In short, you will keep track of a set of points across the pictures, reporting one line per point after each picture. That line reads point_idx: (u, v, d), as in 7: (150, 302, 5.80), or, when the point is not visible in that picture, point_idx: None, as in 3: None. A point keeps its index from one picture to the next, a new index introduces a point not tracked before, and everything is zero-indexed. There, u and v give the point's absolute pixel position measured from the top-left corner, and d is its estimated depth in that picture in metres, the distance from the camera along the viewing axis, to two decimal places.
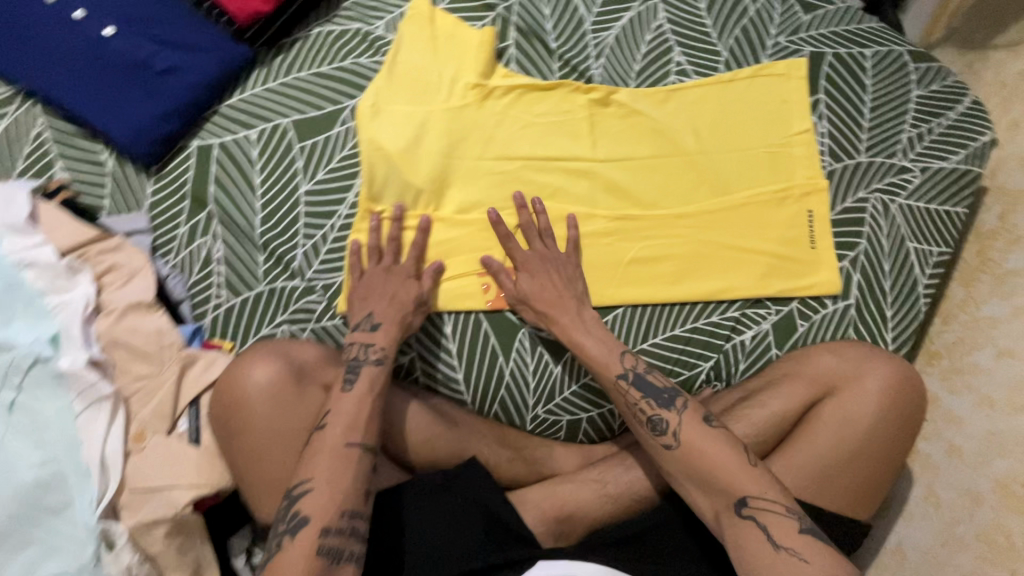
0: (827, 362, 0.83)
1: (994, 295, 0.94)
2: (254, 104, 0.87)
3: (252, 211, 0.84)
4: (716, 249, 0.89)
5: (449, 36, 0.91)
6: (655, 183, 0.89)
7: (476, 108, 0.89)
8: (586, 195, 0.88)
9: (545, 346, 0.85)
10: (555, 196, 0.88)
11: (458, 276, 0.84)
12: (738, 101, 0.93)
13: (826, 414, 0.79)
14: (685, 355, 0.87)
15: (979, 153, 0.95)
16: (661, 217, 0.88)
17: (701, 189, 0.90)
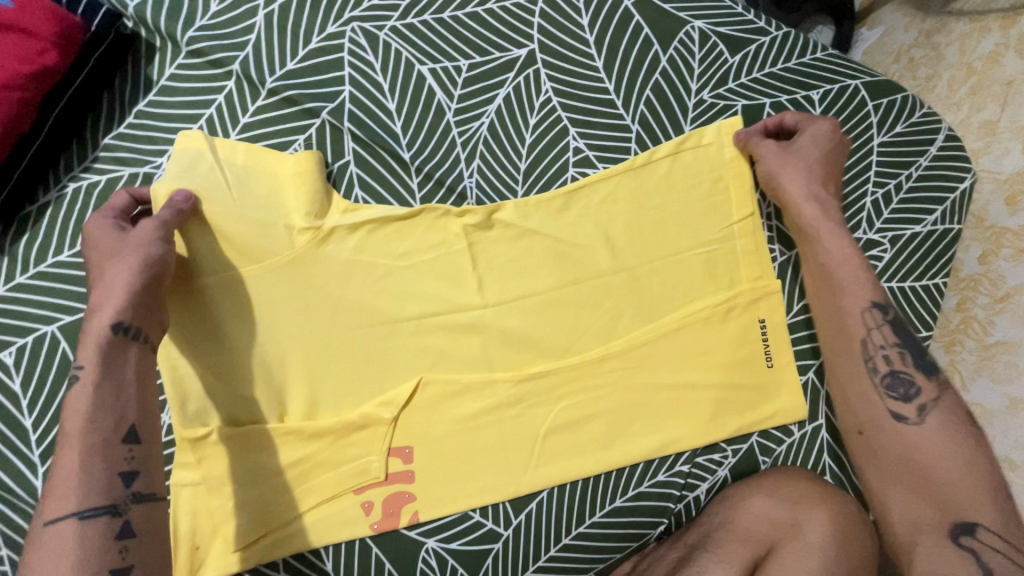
0: (759, 506, 0.68)
1: (981, 373, 0.79)
2: (2, 312, 0.63)
3: (30, 467, 0.62)
4: (656, 392, 0.70)
5: (256, 168, 0.64)
6: (565, 319, 0.69)
7: (313, 263, 0.65)
8: (480, 356, 0.68)
9: (456, 559, 0.67)
10: (439, 363, 0.68)
11: (331, 499, 0.65)
12: (663, 189, 0.71)
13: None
14: (631, 527, 0.72)
15: (958, 206, 0.77)
16: (579, 365, 0.69)
17: (625, 319, 0.70)
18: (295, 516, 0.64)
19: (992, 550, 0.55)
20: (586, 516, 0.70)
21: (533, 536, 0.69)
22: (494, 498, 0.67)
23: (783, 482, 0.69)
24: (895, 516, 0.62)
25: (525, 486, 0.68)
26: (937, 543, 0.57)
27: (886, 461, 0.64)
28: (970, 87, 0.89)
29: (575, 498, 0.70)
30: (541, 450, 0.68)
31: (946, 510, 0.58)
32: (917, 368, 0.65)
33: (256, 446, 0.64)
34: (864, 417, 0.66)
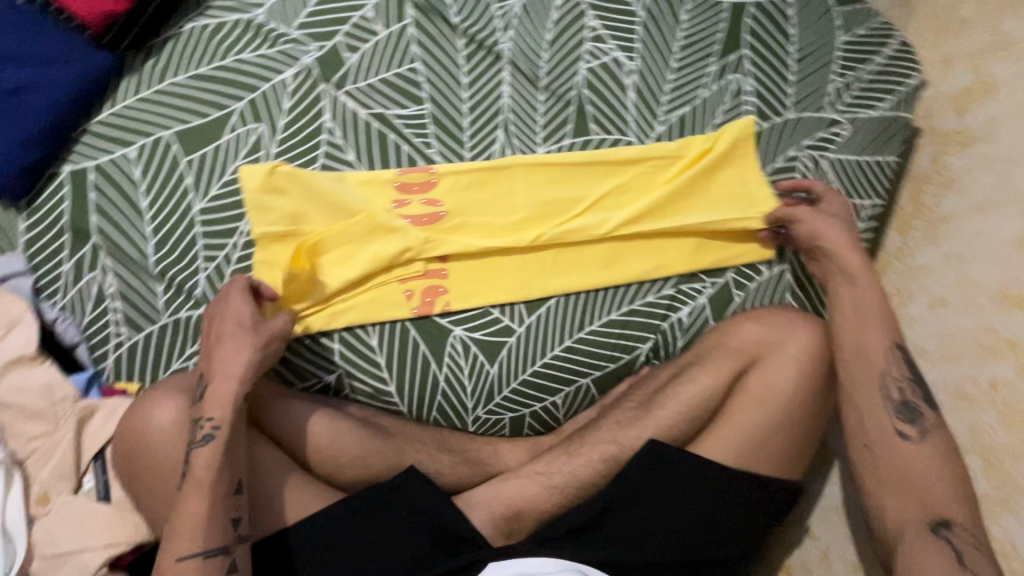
0: (749, 330, 0.82)
1: (928, 242, 0.92)
2: (128, 116, 0.78)
3: (143, 238, 0.77)
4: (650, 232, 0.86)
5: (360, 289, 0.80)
6: (569, 166, 0.84)
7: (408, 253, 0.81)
8: (504, 186, 0.83)
9: (478, 347, 0.82)
10: (464, 186, 0.83)
11: (380, 286, 0.80)
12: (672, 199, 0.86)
13: (753, 383, 0.79)
14: (623, 339, 0.86)
15: (907, 98, 0.92)
16: (580, 197, 0.84)
17: (620, 167, 0.85)
18: (353, 300, 0.80)
19: (961, 540, 0.66)
20: (586, 324, 0.85)
21: (542, 336, 0.84)
22: (510, 298, 0.82)
23: (769, 313, 0.83)
24: (888, 515, 0.71)
25: (537, 292, 0.83)
26: (917, 536, 0.68)
27: (887, 475, 0.72)
28: (933, 31, 1.03)
29: (578, 307, 0.84)
30: (552, 269, 0.84)
31: (927, 510, 0.69)
32: (922, 399, 0.74)
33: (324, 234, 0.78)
34: (873, 433, 0.74)
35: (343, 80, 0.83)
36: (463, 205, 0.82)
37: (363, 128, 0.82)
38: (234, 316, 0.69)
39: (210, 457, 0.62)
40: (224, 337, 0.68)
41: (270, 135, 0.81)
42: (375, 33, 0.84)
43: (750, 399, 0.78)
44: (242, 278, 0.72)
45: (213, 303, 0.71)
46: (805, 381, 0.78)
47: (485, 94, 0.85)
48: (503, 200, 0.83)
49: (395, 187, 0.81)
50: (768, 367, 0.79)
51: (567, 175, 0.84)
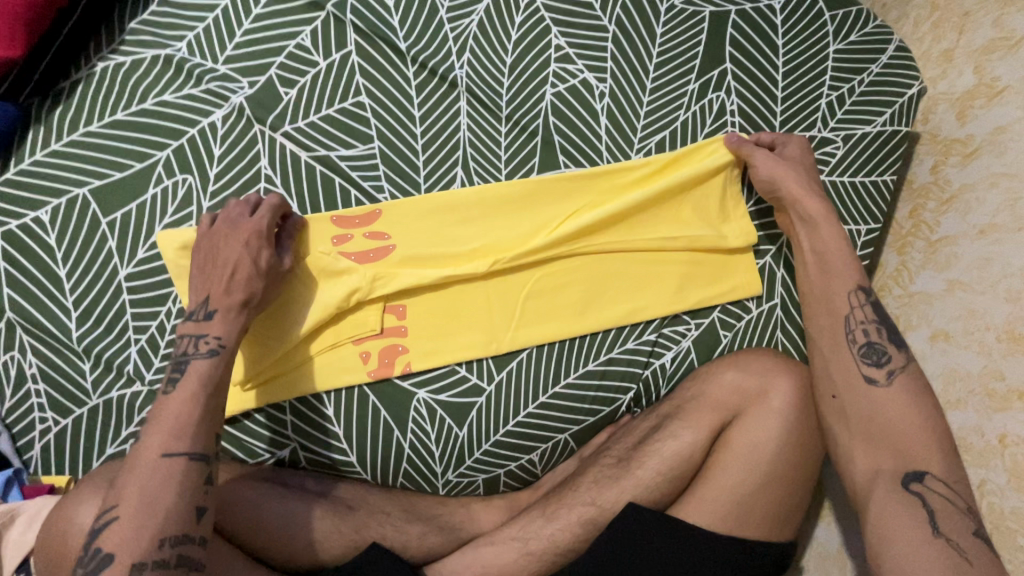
0: (729, 377, 0.76)
1: (928, 266, 0.86)
2: (37, 174, 0.70)
3: (64, 311, 0.69)
4: (628, 261, 0.79)
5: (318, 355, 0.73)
6: (527, 190, 0.77)
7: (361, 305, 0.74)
8: (457, 215, 0.76)
9: (444, 410, 0.76)
10: (413, 216, 0.75)
11: (333, 348, 0.74)
12: (647, 226, 0.79)
13: (735, 436, 0.73)
14: (602, 391, 0.79)
15: (906, 109, 0.84)
16: (540, 222, 0.77)
17: (583, 186, 0.78)
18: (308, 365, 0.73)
19: (940, 496, 0.60)
20: (561, 377, 0.78)
21: (514, 393, 0.77)
22: (478, 353, 0.76)
23: (753, 358, 0.76)
24: (856, 475, 0.66)
25: (506, 345, 0.76)
26: (891, 490, 0.62)
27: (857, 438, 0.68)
28: (932, 23, 0.94)
29: (552, 359, 0.78)
30: (519, 308, 0.77)
31: (900, 458, 0.64)
32: (890, 341, 0.70)
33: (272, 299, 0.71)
34: (840, 382, 0.70)
35: (280, 120, 0.74)
36: (410, 236, 0.74)
37: (305, 173, 0.74)
38: (251, 257, 0.66)
39: (206, 369, 0.63)
40: (240, 271, 0.66)
41: (202, 188, 0.72)
42: (314, 63, 0.75)
43: (735, 454, 0.72)
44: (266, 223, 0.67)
45: (227, 228, 0.67)
46: (794, 433, 0.72)
47: (441, 128, 0.77)
48: (456, 229, 0.75)
49: (333, 223, 0.73)
50: (752, 420, 0.73)
51: (525, 198, 0.77)
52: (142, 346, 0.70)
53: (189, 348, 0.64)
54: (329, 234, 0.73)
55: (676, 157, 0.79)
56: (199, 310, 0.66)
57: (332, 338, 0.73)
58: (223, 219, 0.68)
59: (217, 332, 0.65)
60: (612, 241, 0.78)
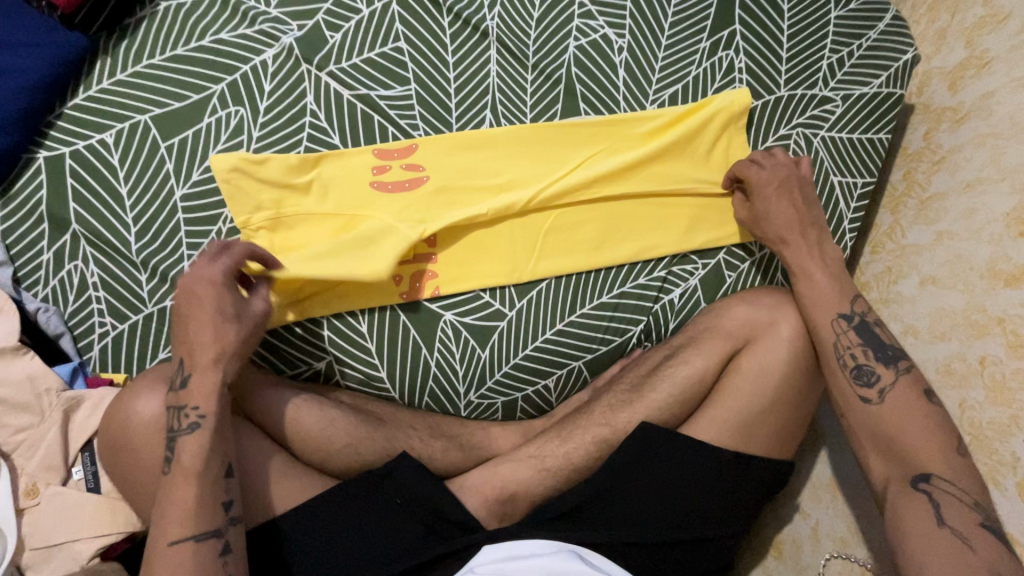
0: (741, 311, 0.81)
1: (919, 221, 0.92)
2: (103, 100, 0.76)
3: (125, 225, 0.75)
4: (642, 204, 0.85)
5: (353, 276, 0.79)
6: (551, 132, 0.84)
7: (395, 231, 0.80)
8: (487, 152, 0.83)
9: (469, 331, 0.82)
10: (447, 151, 0.82)
11: None
12: (660, 170, 0.85)
13: (742, 364, 0.79)
14: (615, 322, 0.85)
15: (902, 73, 0.90)
16: (564, 161, 0.83)
17: (603, 131, 0.84)
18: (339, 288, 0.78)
19: (947, 493, 0.66)
20: (577, 307, 0.84)
21: (534, 318, 0.83)
22: (501, 281, 0.82)
23: (764, 295, 0.82)
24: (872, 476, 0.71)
25: (527, 275, 0.83)
26: (904, 491, 0.68)
27: (863, 434, 0.72)
28: (928, 4, 1.01)
29: (570, 290, 0.84)
30: (541, 241, 0.83)
31: (904, 465, 0.69)
32: (877, 359, 0.74)
33: (301, 227, 0.78)
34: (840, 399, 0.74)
35: (326, 61, 0.80)
36: (444, 170, 0.81)
37: (347, 110, 0.80)
38: None
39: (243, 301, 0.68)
40: None
41: (252, 120, 0.79)
42: (358, 11, 0.81)
43: (745, 379, 0.78)
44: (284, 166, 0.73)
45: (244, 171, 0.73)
46: (795, 362, 0.78)
47: (473, 74, 0.83)
48: (486, 165, 0.82)
49: (374, 155, 0.80)
50: (763, 349, 0.78)
51: (550, 139, 0.84)
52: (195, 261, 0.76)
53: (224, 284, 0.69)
54: (371, 164, 0.80)
55: (691, 108, 0.86)
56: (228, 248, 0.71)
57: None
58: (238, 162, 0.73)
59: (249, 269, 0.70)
60: (629, 183, 0.84)
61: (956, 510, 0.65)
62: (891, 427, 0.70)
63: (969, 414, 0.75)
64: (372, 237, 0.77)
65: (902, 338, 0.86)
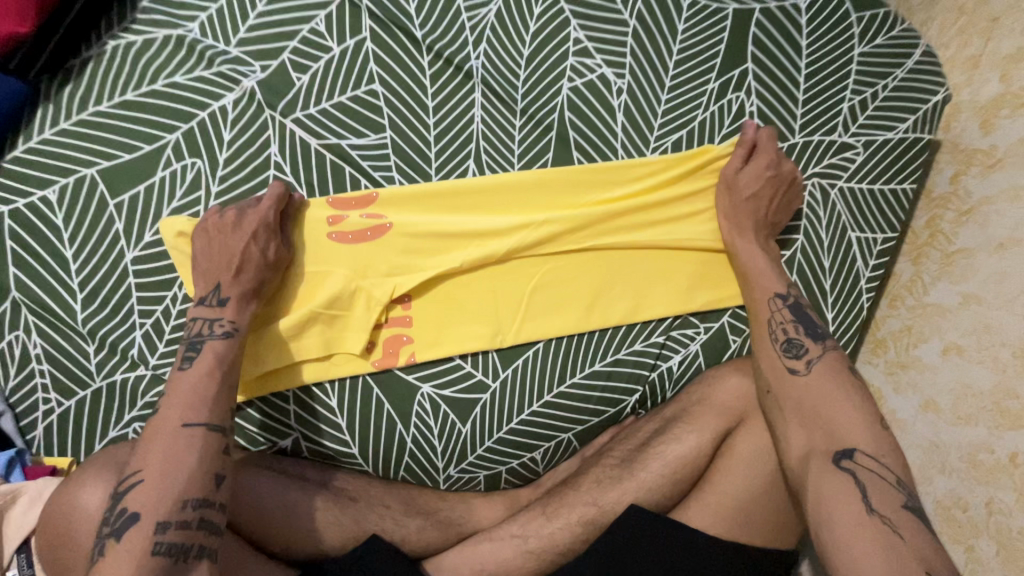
0: (734, 383, 0.74)
1: (943, 278, 0.84)
2: (46, 152, 0.69)
3: (70, 292, 0.69)
4: (636, 260, 0.78)
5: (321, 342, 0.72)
6: (538, 181, 0.76)
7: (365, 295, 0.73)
8: (467, 204, 0.75)
9: (448, 405, 0.75)
10: (422, 204, 0.74)
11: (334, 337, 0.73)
12: (658, 223, 0.78)
13: (738, 445, 0.72)
14: (608, 392, 0.79)
15: (930, 117, 0.82)
16: (551, 214, 0.76)
17: (594, 180, 0.77)
18: (301, 357, 0.72)
19: (870, 474, 0.59)
20: (566, 377, 0.78)
21: (519, 389, 0.77)
22: (481, 347, 0.75)
23: None
24: (791, 452, 0.65)
25: (510, 338, 0.76)
26: (824, 468, 0.61)
27: (788, 412, 0.66)
28: (959, 26, 0.90)
29: (560, 357, 0.77)
30: (524, 302, 0.76)
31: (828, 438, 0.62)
32: (808, 336, 0.70)
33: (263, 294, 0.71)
34: (770, 377, 0.69)
35: (291, 106, 0.73)
36: (412, 221, 0.74)
37: (315, 161, 0.73)
38: (260, 249, 0.67)
39: (221, 351, 0.64)
40: (250, 263, 0.67)
41: (210, 172, 0.71)
42: (327, 49, 0.73)
43: (740, 462, 0.71)
44: (272, 214, 0.68)
45: (233, 217, 0.68)
46: None
47: (455, 119, 0.75)
48: (460, 216, 0.75)
49: (329, 204, 0.73)
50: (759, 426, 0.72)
51: (536, 189, 0.76)
52: (147, 330, 0.70)
53: (202, 331, 0.65)
54: (334, 217, 0.73)
55: (690, 154, 0.78)
56: (212, 295, 0.66)
57: (332, 325, 0.72)
58: (230, 206, 0.68)
59: (231, 318, 0.66)
60: (620, 238, 0.77)
61: (881, 491, 0.58)
62: (813, 397, 0.65)
63: (994, 508, 0.69)
64: (335, 298, 0.71)
65: (920, 413, 0.80)
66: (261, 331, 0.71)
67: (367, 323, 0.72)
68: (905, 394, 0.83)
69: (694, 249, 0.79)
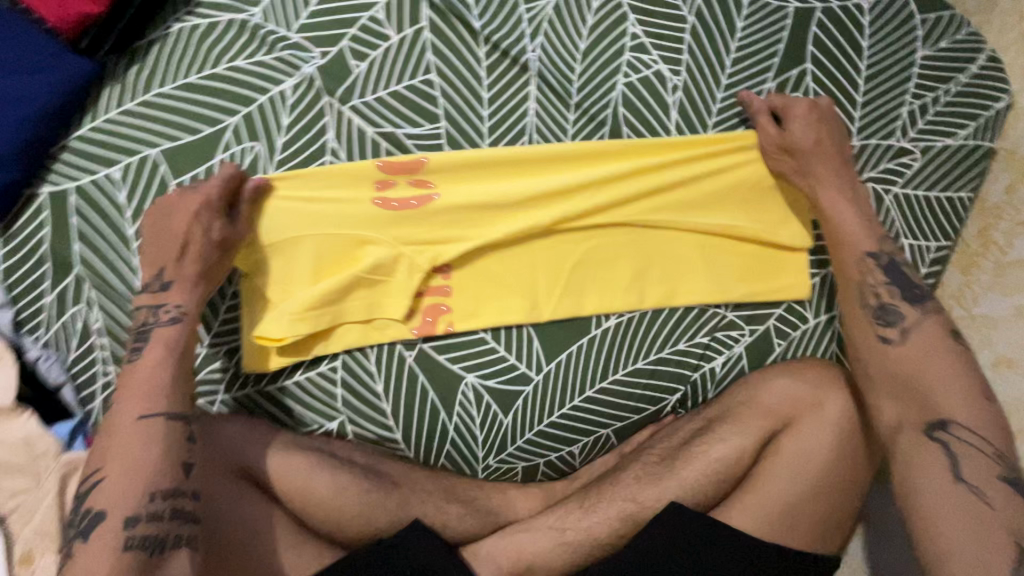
0: (782, 386, 0.73)
1: (994, 289, 0.83)
2: (111, 132, 0.71)
3: (129, 269, 0.70)
4: (681, 245, 0.78)
5: (361, 309, 0.73)
6: (587, 154, 0.75)
7: (405, 266, 0.73)
8: (512, 176, 0.74)
9: (491, 397, 0.76)
10: (467, 173, 0.74)
11: (372, 305, 0.73)
12: (704, 205, 0.77)
13: (784, 447, 0.70)
14: (649, 390, 0.79)
15: (990, 124, 0.81)
16: (597, 188, 0.75)
17: (644, 156, 0.75)
18: (341, 321, 0.72)
19: (963, 446, 0.59)
20: (609, 373, 0.78)
21: (562, 384, 0.77)
22: (518, 323, 0.75)
23: (810, 368, 0.74)
24: (882, 417, 0.65)
25: (547, 317, 0.76)
26: (914, 439, 0.61)
27: (881, 378, 0.65)
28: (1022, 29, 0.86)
29: (605, 349, 0.77)
30: (565, 280, 0.76)
31: (925, 408, 0.61)
32: (903, 299, 0.68)
33: (305, 260, 0.71)
34: (858, 341, 0.68)
35: (349, 93, 0.73)
36: (458, 191, 0.73)
37: (370, 149, 0.74)
38: (201, 227, 0.66)
39: (170, 336, 0.64)
40: (191, 241, 0.66)
41: (268, 157, 0.72)
42: (386, 37, 0.74)
43: (785, 462, 0.70)
44: (216, 195, 0.68)
45: (176, 198, 0.68)
46: (850, 447, 0.69)
47: (509, 112, 0.75)
48: (506, 188, 0.74)
49: (379, 168, 0.72)
50: (809, 430, 0.70)
51: (583, 162, 0.75)
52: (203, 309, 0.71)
53: (150, 318, 0.66)
54: (377, 180, 0.72)
55: (740, 136, 0.76)
56: (154, 281, 0.67)
57: (373, 290, 0.73)
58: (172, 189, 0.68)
59: (178, 301, 0.66)
60: (666, 220, 0.76)
61: (975, 462, 0.58)
62: (911, 366, 0.63)
63: None
64: (377, 265, 0.71)
65: None
66: (290, 295, 0.70)
67: (408, 290, 0.72)
68: None
69: (739, 235, 0.78)
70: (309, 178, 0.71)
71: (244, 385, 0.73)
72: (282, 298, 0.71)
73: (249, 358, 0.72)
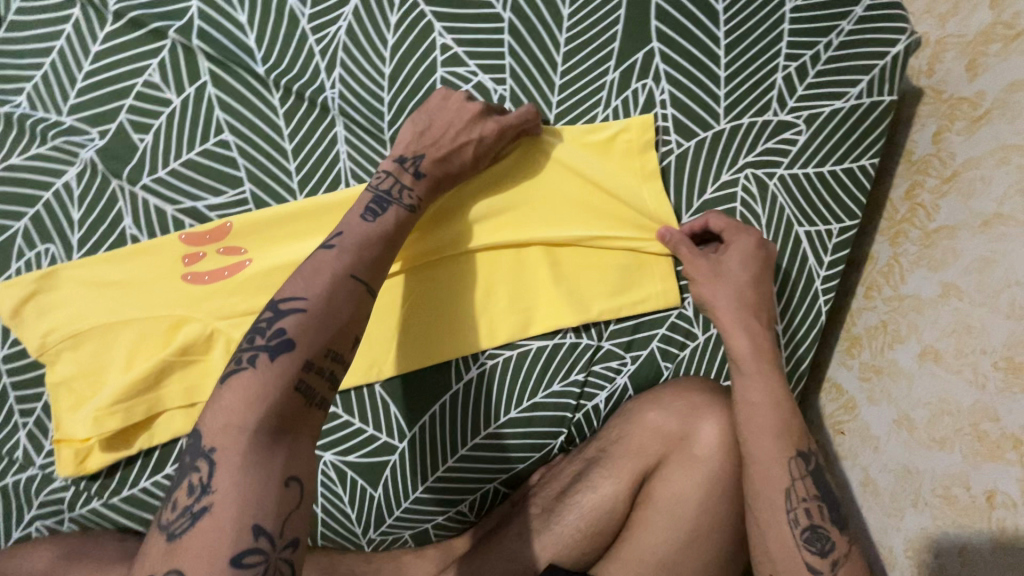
0: (653, 421, 0.64)
1: (922, 263, 0.70)
2: None
3: None
4: (533, 271, 0.69)
5: (181, 394, 0.66)
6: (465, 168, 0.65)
7: (222, 342, 0.66)
8: (327, 225, 0.67)
9: (356, 472, 0.71)
10: (279, 231, 0.67)
11: (192, 388, 0.66)
12: (552, 224, 0.68)
13: (661, 494, 0.62)
14: (529, 438, 0.71)
15: (890, 72, 0.67)
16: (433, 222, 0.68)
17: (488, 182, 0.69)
18: (164, 408, 0.66)
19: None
20: (481, 428, 0.71)
21: (432, 445, 0.71)
22: (361, 382, 0.69)
23: (681, 394, 0.64)
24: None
25: (390, 370, 0.70)
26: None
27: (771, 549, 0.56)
28: None
29: (472, 402, 0.70)
30: (405, 323, 0.69)
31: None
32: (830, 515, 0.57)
33: (116, 352, 0.66)
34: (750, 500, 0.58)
35: (137, 171, 0.66)
36: (270, 251, 0.67)
37: (174, 229, 0.67)
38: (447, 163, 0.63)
39: None
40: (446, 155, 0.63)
41: (66, 258, 0.67)
42: (167, 101, 0.66)
43: (658, 512, 0.62)
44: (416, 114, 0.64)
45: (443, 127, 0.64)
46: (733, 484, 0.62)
47: (318, 160, 0.67)
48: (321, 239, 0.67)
49: (182, 241, 0.67)
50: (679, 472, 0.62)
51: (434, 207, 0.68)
52: (31, 429, 0.68)
53: (392, 192, 0.61)
54: (180, 253, 0.67)
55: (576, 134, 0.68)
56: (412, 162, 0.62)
57: (189, 371, 0.66)
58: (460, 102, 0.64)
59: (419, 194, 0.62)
60: (507, 240, 0.68)
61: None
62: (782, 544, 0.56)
63: (967, 553, 0.59)
64: (186, 345, 0.65)
65: (893, 431, 0.69)
66: (102, 390, 0.65)
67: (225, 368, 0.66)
68: (881, 403, 0.71)
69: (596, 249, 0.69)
70: (113, 263, 0.66)
71: (86, 500, 0.68)
72: (90, 394, 0.65)
73: (63, 463, 0.66)
